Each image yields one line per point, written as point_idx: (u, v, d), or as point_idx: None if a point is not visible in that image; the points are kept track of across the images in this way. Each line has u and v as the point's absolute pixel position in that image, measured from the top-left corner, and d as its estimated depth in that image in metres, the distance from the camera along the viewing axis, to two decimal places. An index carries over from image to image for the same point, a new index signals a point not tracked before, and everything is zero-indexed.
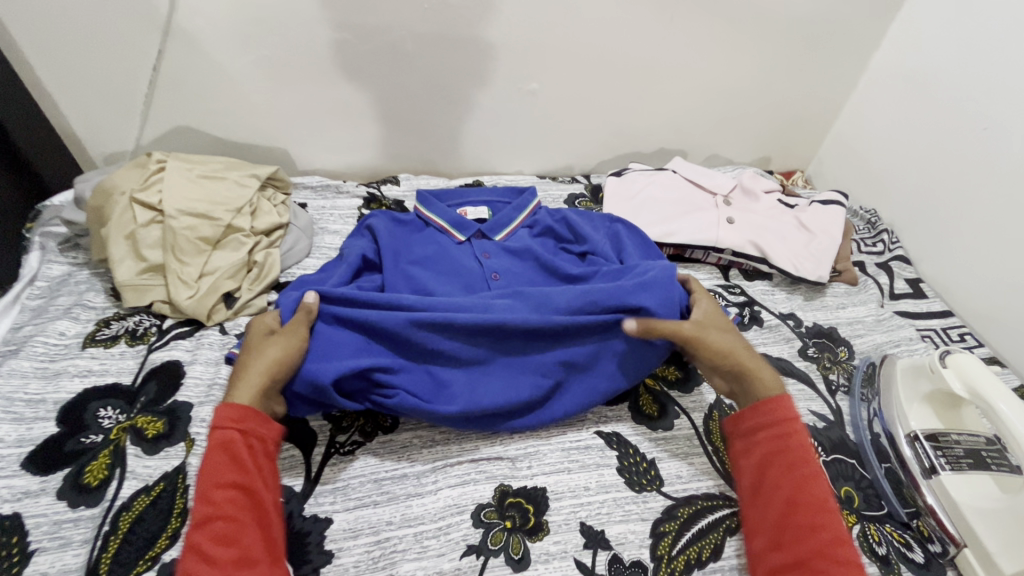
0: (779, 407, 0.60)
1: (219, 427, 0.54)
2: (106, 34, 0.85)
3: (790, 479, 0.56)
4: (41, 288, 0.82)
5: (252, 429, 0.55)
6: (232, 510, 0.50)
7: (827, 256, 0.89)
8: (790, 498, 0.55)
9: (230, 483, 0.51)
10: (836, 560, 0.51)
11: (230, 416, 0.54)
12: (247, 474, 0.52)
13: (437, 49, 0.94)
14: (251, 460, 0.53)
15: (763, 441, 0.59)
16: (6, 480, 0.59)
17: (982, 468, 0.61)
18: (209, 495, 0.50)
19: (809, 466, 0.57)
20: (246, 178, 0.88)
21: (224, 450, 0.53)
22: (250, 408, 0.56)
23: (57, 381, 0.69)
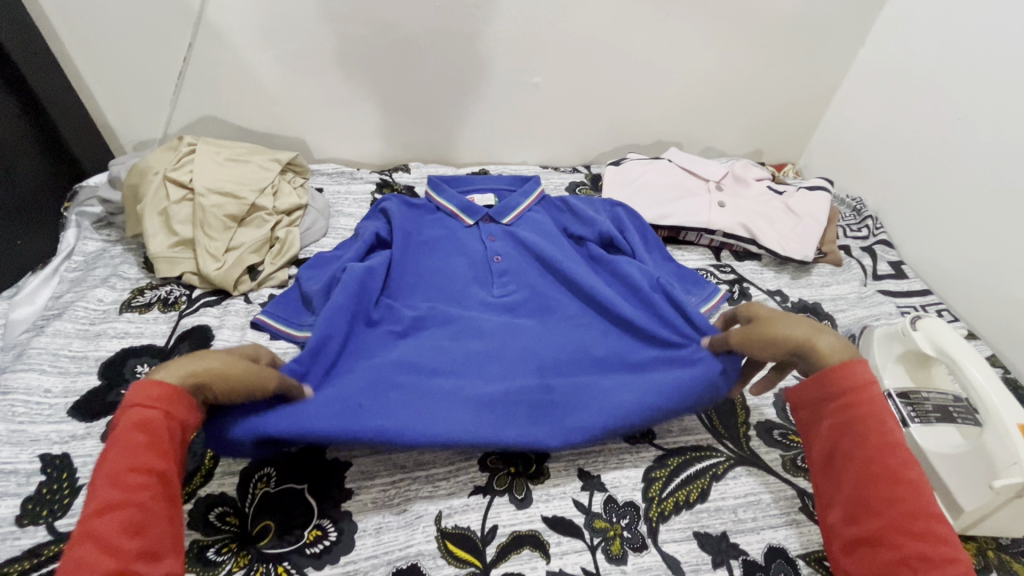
0: (841, 375, 0.56)
1: (140, 406, 0.48)
2: (142, 28, 0.92)
3: (864, 452, 0.52)
4: (78, 262, 0.89)
5: (178, 414, 0.49)
6: (144, 498, 0.44)
7: (812, 238, 0.95)
8: (864, 469, 0.52)
9: (145, 467, 0.45)
10: (916, 534, 0.48)
11: (157, 395, 0.48)
12: (164, 460, 0.47)
13: (447, 44, 1.01)
14: (171, 446, 0.48)
15: (832, 413, 0.55)
16: (54, 425, 0.65)
17: (949, 421, 0.66)
18: (118, 478, 0.44)
19: (885, 435, 0.53)
20: (269, 162, 0.95)
21: (142, 429, 0.47)
22: (177, 394, 0.50)
23: (98, 341, 0.75)
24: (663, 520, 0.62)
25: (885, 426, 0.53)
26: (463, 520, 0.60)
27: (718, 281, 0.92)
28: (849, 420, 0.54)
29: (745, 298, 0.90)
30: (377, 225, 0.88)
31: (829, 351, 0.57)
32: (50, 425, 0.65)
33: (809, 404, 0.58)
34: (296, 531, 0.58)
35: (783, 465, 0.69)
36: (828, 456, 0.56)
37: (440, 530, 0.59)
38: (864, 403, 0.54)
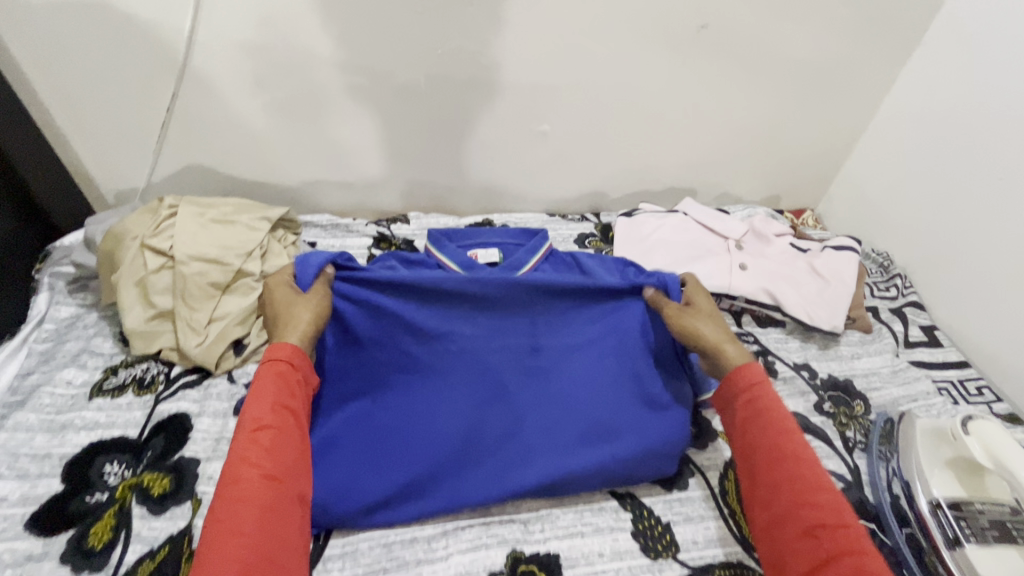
0: (744, 373, 0.62)
1: (277, 359, 0.57)
2: (123, 76, 0.86)
3: (766, 436, 0.58)
4: (48, 331, 0.82)
5: (301, 369, 0.58)
6: (279, 426, 0.53)
7: (841, 305, 0.88)
8: (768, 453, 0.57)
9: (285, 405, 0.54)
10: (814, 506, 0.52)
11: (286, 352, 0.57)
12: (297, 401, 0.56)
13: (450, 91, 0.95)
14: (300, 391, 0.57)
15: (740, 406, 0.61)
16: (8, 543, 0.58)
17: (1009, 541, 0.60)
18: (265, 410, 0.53)
19: (784, 422, 0.58)
20: (257, 220, 0.88)
21: (279, 377, 0.56)
22: (302, 350, 0.59)
23: (63, 434, 0.68)
24: None
25: (783, 415, 0.59)
26: None
27: None
28: (754, 411, 0.59)
29: (771, 374, 0.83)
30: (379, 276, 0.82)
31: (733, 356, 0.64)
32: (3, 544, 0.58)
33: (724, 406, 0.63)
34: None
35: None
36: (742, 449, 0.60)
37: None
38: (762, 395, 0.60)
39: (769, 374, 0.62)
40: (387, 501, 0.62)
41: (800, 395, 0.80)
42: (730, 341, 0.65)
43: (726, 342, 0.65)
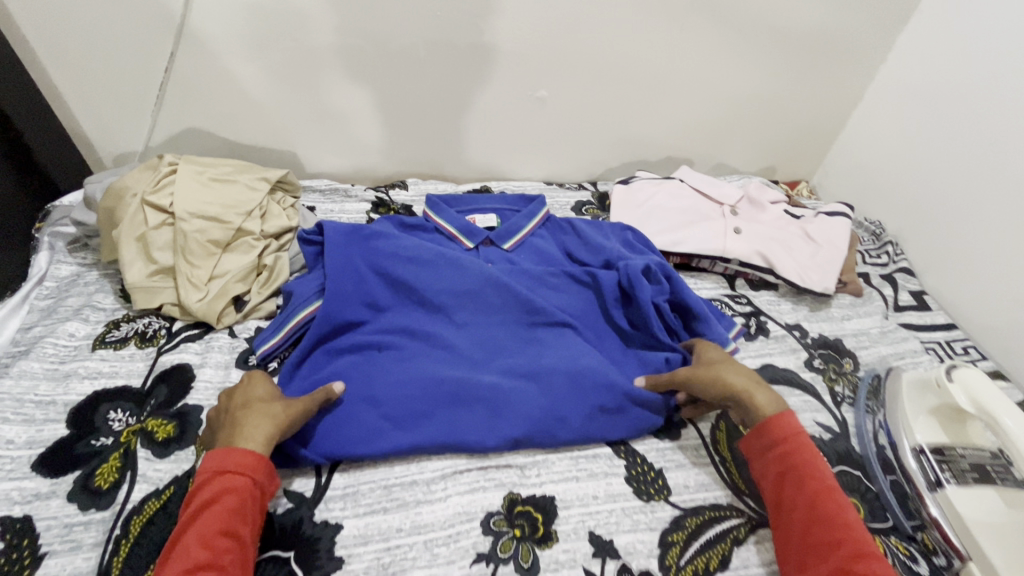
0: (778, 425, 0.60)
1: (232, 472, 0.54)
2: (119, 35, 0.86)
3: (806, 495, 0.56)
4: (50, 288, 0.83)
5: (260, 482, 0.55)
6: (222, 559, 0.49)
7: (832, 268, 0.90)
8: (810, 516, 0.55)
9: (231, 532, 0.51)
10: (861, 573, 0.50)
11: (245, 462, 0.54)
12: (245, 526, 0.52)
13: (447, 55, 0.95)
14: (252, 510, 0.53)
15: (772, 460, 0.59)
16: (16, 482, 0.59)
17: (987, 482, 0.62)
18: (208, 540, 0.49)
19: (824, 480, 0.57)
20: (256, 181, 0.88)
21: (232, 494, 0.52)
22: (265, 459, 0.56)
23: (67, 383, 0.69)
24: None
25: (822, 471, 0.57)
26: None
27: (733, 313, 0.87)
28: (792, 466, 0.58)
29: (762, 333, 0.85)
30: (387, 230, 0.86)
31: (765, 404, 0.62)
32: (12, 483, 0.59)
33: (755, 456, 0.62)
34: None
35: None
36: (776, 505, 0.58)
37: None
38: (799, 448, 0.59)
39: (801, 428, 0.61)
40: (383, 426, 0.65)
41: (791, 353, 0.82)
42: (761, 386, 0.64)
43: (755, 389, 0.64)
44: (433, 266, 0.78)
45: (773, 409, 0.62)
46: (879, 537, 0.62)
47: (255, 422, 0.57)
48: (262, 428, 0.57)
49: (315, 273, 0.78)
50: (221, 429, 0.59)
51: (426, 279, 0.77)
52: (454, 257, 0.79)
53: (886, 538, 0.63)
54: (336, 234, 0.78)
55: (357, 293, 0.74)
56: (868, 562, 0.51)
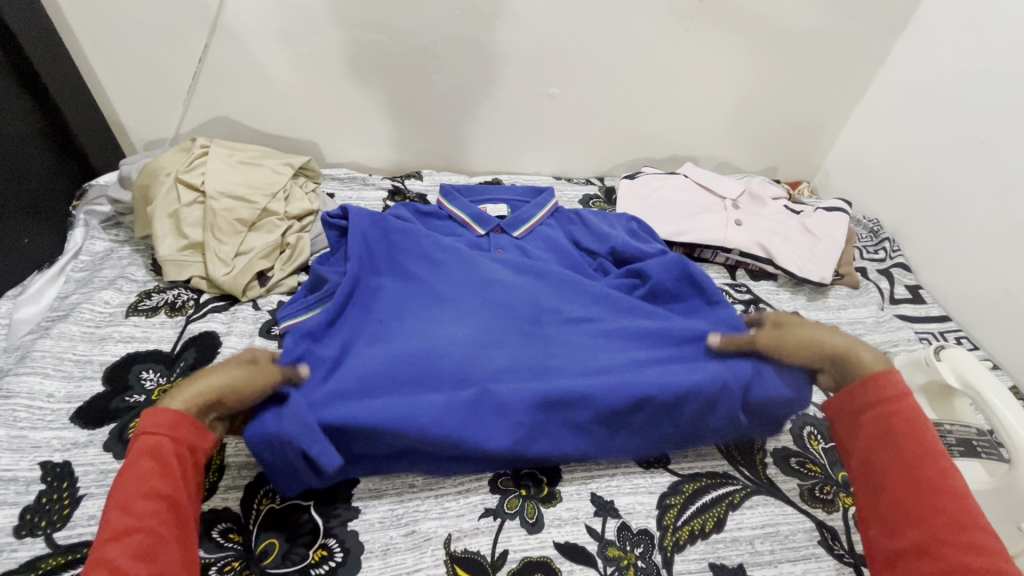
0: (882, 384, 0.57)
1: (152, 435, 0.50)
2: (157, 26, 0.91)
3: (900, 462, 0.53)
4: (85, 261, 0.88)
5: (185, 439, 0.51)
6: (152, 523, 0.46)
7: (830, 259, 0.94)
8: (908, 481, 0.52)
9: (154, 493, 0.47)
10: (964, 544, 0.48)
11: (164, 423, 0.51)
12: (176, 487, 0.49)
13: (464, 50, 1.00)
14: (184, 468, 0.51)
15: (866, 421, 0.57)
16: (56, 431, 0.64)
17: (973, 456, 0.65)
18: (129, 505, 0.46)
19: (926, 446, 0.53)
20: (281, 166, 0.93)
21: (151, 456, 0.49)
22: (181, 416, 0.52)
23: (103, 345, 0.73)
24: (678, 549, 0.60)
25: (925, 435, 0.54)
26: (473, 543, 0.59)
27: (733, 301, 0.91)
28: (889, 430, 0.55)
29: None
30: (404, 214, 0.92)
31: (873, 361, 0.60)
32: (52, 431, 0.64)
33: (844, 415, 0.59)
34: (301, 550, 0.57)
35: (800, 495, 0.67)
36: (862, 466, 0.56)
37: (449, 554, 0.58)
38: (901, 412, 0.55)
39: (908, 387, 0.57)
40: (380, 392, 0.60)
41: None
42: (863, 347, 0.62)
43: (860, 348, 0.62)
44: (447, 259, 0.79)
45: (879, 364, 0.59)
46: None
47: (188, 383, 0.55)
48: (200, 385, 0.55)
49: (335, 262, 0.79)
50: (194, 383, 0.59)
51: (437, 270, 0.78)
52: (464, 254, 0.80)
53: None
54: (361, 217, 0.79)
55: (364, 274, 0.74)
56: (968, 534, 0.48)
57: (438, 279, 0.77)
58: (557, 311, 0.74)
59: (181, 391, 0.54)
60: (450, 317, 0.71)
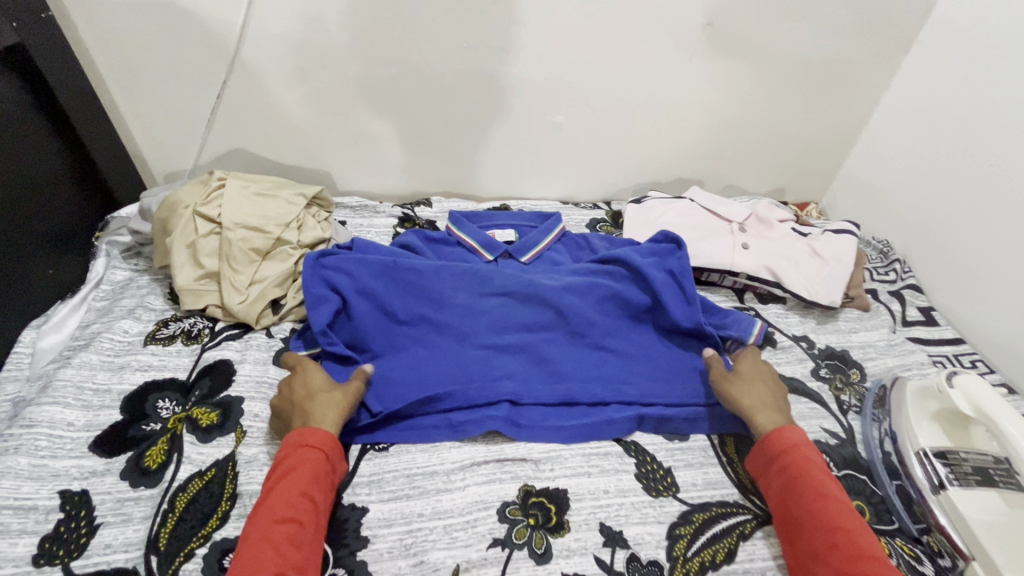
0: (776, 438, 0.64)
1: (311, 446, 0.61)
2: (178, 65, 0.95)
3: (803, 505, 0.58)
4: (105, 291, 0.90)
5: (332, 458, 0.62)
6: (303, 516, 0.56)
7: (839, 282, 0.93)
8: (813, 525, 0.57)
9: (310, 495, 0.57)
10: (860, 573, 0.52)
11: (321, 440, 0.62)
12: (323, 494, 0.59)
13: (472, 82, 1.03)
14: (326, 482, 0.60)
15: (775, 473, 0.62)
16: (76, 460, 0.65)
17: (989, 485, 0.64)
18: (291, 498, 0.56)
19: (817, 488, 0.59)
20: (294, 196, 0.96)
21: (310, 464, 0.59)
22: (335, 438, 0.64)
23: (122, 373, 0.75)
24: None
25: (817, 480, 0.60)
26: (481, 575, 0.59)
27: None
28: (788, 479, 0.61)
29: (770, 343, 0.88)
30: (411, 239, 0.95)
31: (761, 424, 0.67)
32: (71, 460, 0.65)
33: (760, 470, 0.65)
34: None
35: None
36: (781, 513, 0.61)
37: None
38: (798, 460, 0.62)
39: (806, 439, 0.64)
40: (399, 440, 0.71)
41: (797, 362, 0.85)
42: (766, 410, 0.68)
43: (758, 410, 0.68)
44: (450, 286, 0.82)
45: (767, 429, 0.66)
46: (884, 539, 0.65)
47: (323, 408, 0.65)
48: (330, 416, 0.65)
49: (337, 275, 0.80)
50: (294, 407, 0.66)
51: (439, 294, 0.81)
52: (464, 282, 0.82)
53: (890, 539, 0.65)
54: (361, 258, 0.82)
55: (373, 302, 0.79)
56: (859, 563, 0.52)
57: (442, 306, 0.80)
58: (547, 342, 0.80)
59: (325, 415, 0.64)
60: (452, 346, 0.78)
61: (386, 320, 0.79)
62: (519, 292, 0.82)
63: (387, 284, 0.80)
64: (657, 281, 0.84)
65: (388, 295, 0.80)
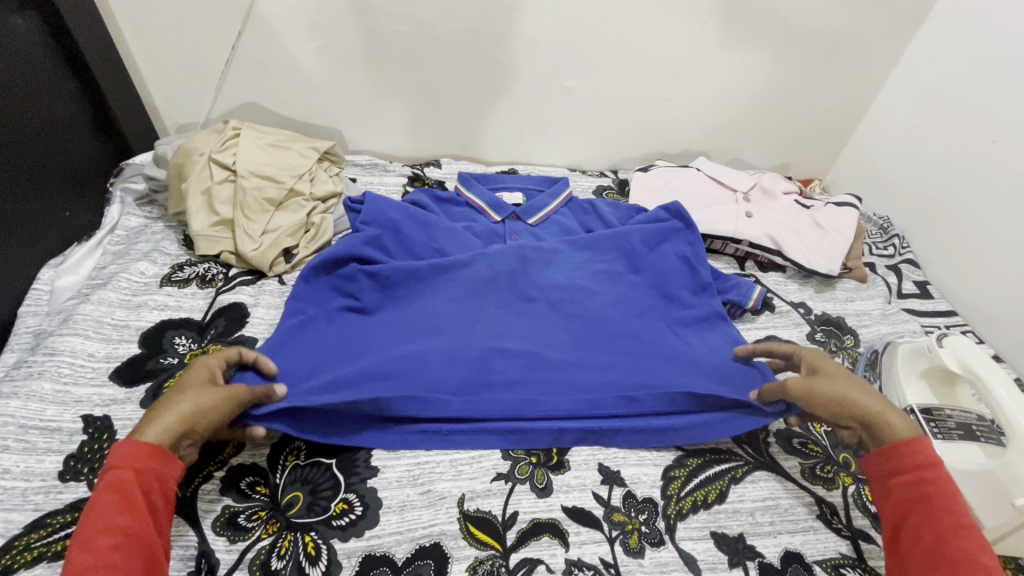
0: (912, 450, 0.57)
1: (116, 466, 0.49)
2: (192, 13, 0.95)
3: (934, 530, 0.52)
4: (121, 236, 0.92)
5: (150, 470, 0.50)
6: (113, 559, 0.45)
7: (838, 252, 0.96)
8: (935, 551, 0.52)
9: (118, 528, 0.46)
10: None
11: (130, 454, 0.50)
12: (140, 520, 0.48)
13: (484, 42, 1.03)
14: (144, 504, 0.49)
15: (902, 485, 0.56)
16: (97, 388, 0.68)
17: (972, 439, 0.67)
18: (90, 541, 0.45)
19: (956, 517, 0.53)
20: (307, 150, 0.97)
21: (114, 490, 0.48)
22: (157, 447, 0.51)
23: (139, 311, 0.78)
24: (680, 517, 0.63)
25: (956, 506, 0.53)
26: (485, 504, 0.62)
27: None
28: (920, 496, 0.55)
29: (768, 308, 0.91)
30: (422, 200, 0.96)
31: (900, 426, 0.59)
32: (93, 388, 0.68)
33: (877, 474, 0.59)
34: (324, 503, 0.60)
35: (801, 473, 0.69)
36: (896, 529, 0.55)
37: (463, 512, 0.61)
38: (935, 481, 0.55)
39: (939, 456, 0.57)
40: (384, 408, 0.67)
41: (794, 326, 0.88)
42: (891, 409, 0.61)
43: (885, 411, 0.60)
44: (448, 264, 0.82)
45: (908, 433, 0.58)
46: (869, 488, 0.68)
47: (160, 409, 0.54)
48: (165, 417, 0.53)
49: (323, 284, 0.79)
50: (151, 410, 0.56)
51: (430, 298, 0.80)
52: (466, 262, 0.83)
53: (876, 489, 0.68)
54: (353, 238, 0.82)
55: (375, 280, 0.79)
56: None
57: (431, 313, 0.78)
58: (546, 300, 0.82)
59: (152, 421, 0.52)
60: (440, 346, 0.75)
61: (370, 327, 0.76)
62: (510, 266, 0.83)
63: (374, 288, 0.79)
64: (654, 272, 0.87)
65: (377, 301, 0.79)
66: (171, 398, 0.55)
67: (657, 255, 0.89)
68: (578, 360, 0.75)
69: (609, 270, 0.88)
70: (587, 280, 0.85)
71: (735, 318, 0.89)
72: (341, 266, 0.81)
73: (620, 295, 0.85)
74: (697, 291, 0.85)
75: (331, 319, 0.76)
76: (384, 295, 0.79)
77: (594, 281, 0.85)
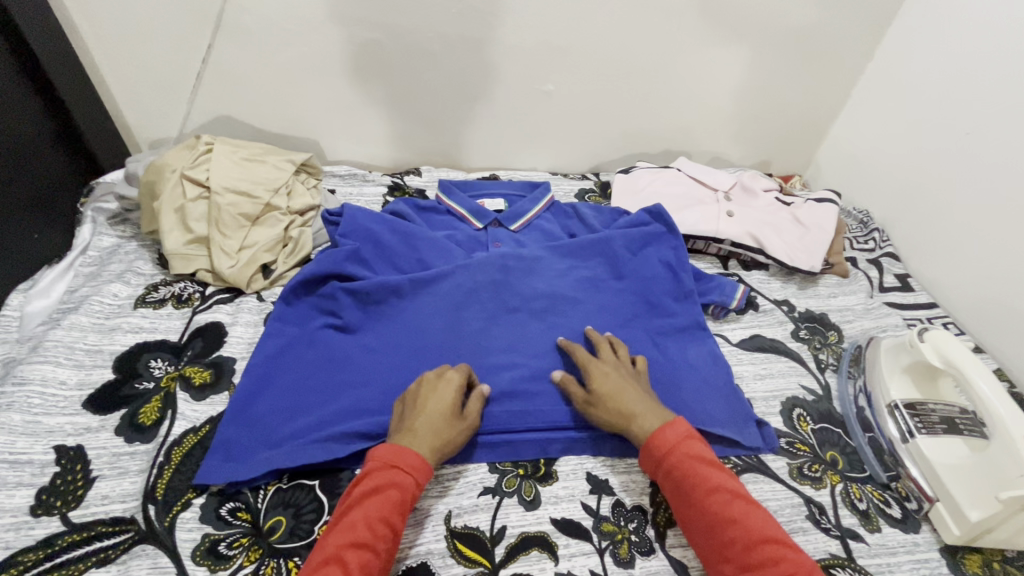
0: (658, 438, 0.60)
1: (401, 469, 0.55)
2: (160, 27, 0.93)
3: (689, 505, 0.55)
4: (92, 257, 0.90)
5: (419, 484, 0.56)
6: (378, 546, 0.50)
7: (819, 248, 0.96)
8: (705, 524, 0.54)
9: (390, 523, 0.52)
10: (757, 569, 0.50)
11: (413, 464, 0.56)
12: (401, 523, 0.53)
13: (460, 48, 1.02)
14: (408, 510, 0.54)
15: (659, 471, 0.59)
16: (69, 417, 0.66)
17: (955, 433, 0.68)
18: (372, 523, 0.51)
19: (703, 484, 0.56)
20: (283, 162, 0.96)
21: (398, 488, 0.54)
22: (427, 465, 0.57)
23: (113, 335, 0.76)
24: (670, 524, 0.63)
25: (699, 474, 0.56)
26: (472, 520, 0.61)
27: None
28: (672, 476, 0.57)
29: (752, 307, 0.91)
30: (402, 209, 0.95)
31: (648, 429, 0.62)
32: (65, 417, 0.66)
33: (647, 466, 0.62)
34: (307, 526, 0.59)
35: (789, 473, 0.68)
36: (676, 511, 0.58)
37: (450, 530, 0.60)
38: (679, 458, 0.58)
39: (683, 432, 0.60)
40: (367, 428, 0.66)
41: (778, 325, 0.89)
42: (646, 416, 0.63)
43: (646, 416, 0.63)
44: (429, 276, 0.81)
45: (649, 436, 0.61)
46: (856, 485, 0.68)
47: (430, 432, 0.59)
48: (431, 439, 0.59)
49: (305, 306, 0.78)
50: (404, 422, 0.60)
51: (412, 311, 0.79)
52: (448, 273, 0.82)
53: (862, 486, 0.68)
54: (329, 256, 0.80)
55: (356, 297, 0.78)
56: (760, 550, 0.51)
57: (414, 327, 0.77)
58: (530, 308, 0.81)
59: (428, 441, 0.58)
60: (424, 360, 0.73)
61: (352, 344, 0.75)
62: (493, 275, 0.82)
63: (356, 305, 0.78)
64: (638, 278, 0.86)
65: (359, 317, 0.78)
66: (421, 420, 0.60)
67: (641, 260, 0.88)
68: (565, 369, 0.74)
69: (593, 277, 0.86)
70: (571, 286, 0.84)
71: (720, 319, 0.89)
72: (323, 284, 0.81)
73: (606, 301, 0.84)
74: (680, 295, 0.85)
75: (312, 338, 0.75)
76: (366, 311, 0.78)
77: (579, 288, 0.84)
